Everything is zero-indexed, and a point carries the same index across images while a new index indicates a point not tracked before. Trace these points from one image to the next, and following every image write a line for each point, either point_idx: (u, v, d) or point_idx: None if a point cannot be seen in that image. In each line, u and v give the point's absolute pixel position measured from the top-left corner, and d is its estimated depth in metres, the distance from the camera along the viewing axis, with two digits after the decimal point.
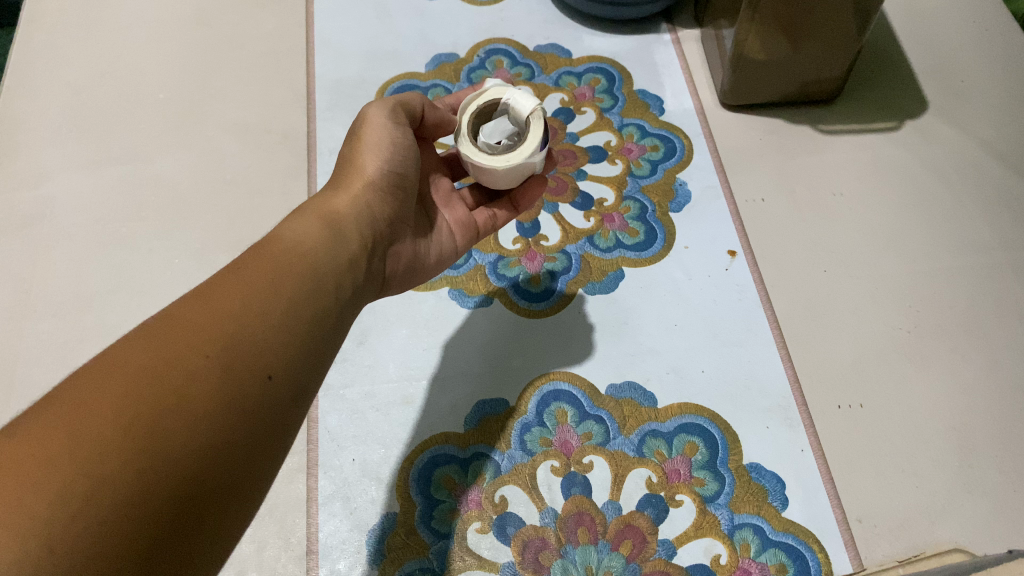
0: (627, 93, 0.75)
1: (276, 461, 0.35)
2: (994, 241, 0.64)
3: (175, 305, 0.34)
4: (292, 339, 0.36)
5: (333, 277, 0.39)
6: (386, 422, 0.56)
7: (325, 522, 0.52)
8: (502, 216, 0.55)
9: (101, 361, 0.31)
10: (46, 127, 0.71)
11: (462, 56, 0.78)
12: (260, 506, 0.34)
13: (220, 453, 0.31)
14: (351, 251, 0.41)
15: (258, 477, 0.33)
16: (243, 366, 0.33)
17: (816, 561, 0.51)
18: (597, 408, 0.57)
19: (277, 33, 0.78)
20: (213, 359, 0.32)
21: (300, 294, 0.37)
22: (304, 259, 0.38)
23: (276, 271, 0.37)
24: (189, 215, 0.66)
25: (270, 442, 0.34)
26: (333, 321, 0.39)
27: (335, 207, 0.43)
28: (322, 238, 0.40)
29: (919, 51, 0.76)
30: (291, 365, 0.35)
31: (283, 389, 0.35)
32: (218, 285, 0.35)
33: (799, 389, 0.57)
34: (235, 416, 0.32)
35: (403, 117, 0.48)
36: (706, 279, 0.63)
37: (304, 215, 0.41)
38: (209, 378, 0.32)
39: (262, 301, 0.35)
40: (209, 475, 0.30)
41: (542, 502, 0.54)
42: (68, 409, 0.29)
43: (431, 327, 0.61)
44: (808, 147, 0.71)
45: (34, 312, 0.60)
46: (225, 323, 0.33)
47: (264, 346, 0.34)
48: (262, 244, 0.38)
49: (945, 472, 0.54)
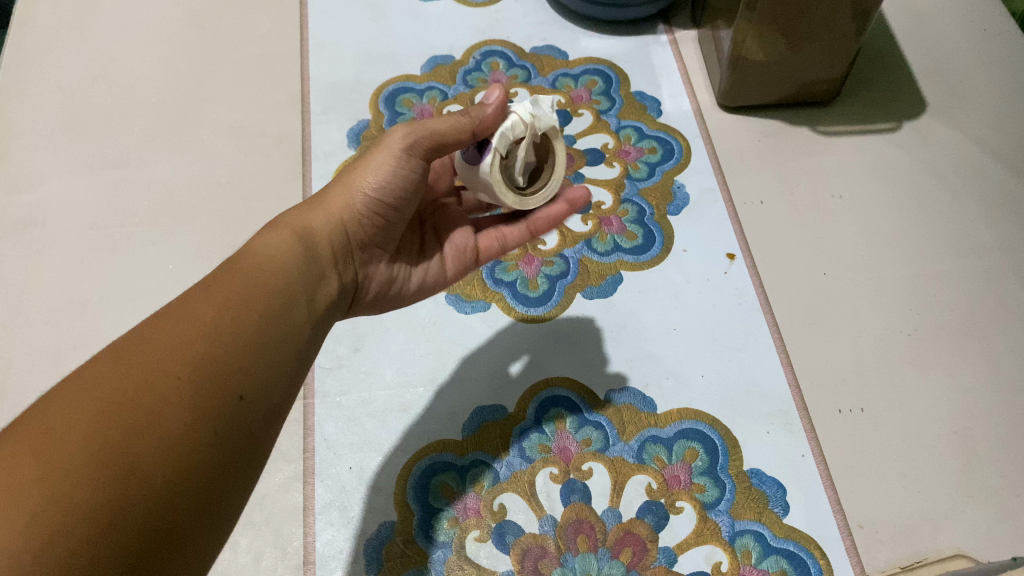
0: (625, 94, 0.75)
1: (251, 481, 0.35)
2: (994, 243, 0.64)
3: (147, 325, 0.34)
4: (266, 356, 0.35)
5: (306, 295, 0.39)
6: (384, 429, 0.56)
7: (322, 531, 0.52)
8: (512, 237, 0.51)
9: (69, 385, 0.31)
10: (39, 131, 0.70)
11: (458, 58, 0.77)
12: (235, 524, 0.34)
13: (193, 476, 0.31)
14: (320, 273, 0.41)
15: (232, 498, 0.33)
16: (214, 385, 0.33)
17: (818, 567, 0.51)
18: (596, 413, 0.57)
19: (272, 36, 0.78)
20: (185, 380, 0.32)
21: (273, 311, 0.37)
22: (278, 277, 0.38)
23: (252, 289, 0.37)
24: (184, 220, 0.65)
25: (244, 462, 0.34)
26: (308, 338, 0.39)
27: (311, 222, 0.43)
28: (295, 256, 0.40)
29: (917, 52, 0.76)
30: (264, 383, 0.35)
31: (256, 408, 0.34)
32: (189, 303, 0.35)
33: (798, 394, 0.57)
34: (206, 437, 0.32)
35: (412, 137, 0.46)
36: (706, 283, 0.63)
37: (280, 228, 0.41)
38: (180, 400, 0.31)
39: (234, 321, 0.35)
40: (181, 499, 0.30)
41: (541, 510, 0.53)
42: (39, 435, 0.29)
43: (427, 333, 0.60)
44: (807, 148, 0.70)
45: (27, 318, 0.59)
46: (197, 342, 0.33)
47: (238, 365, 0.34)
48: (235, 262, 0.38)
49: (947, 477, 0.53)
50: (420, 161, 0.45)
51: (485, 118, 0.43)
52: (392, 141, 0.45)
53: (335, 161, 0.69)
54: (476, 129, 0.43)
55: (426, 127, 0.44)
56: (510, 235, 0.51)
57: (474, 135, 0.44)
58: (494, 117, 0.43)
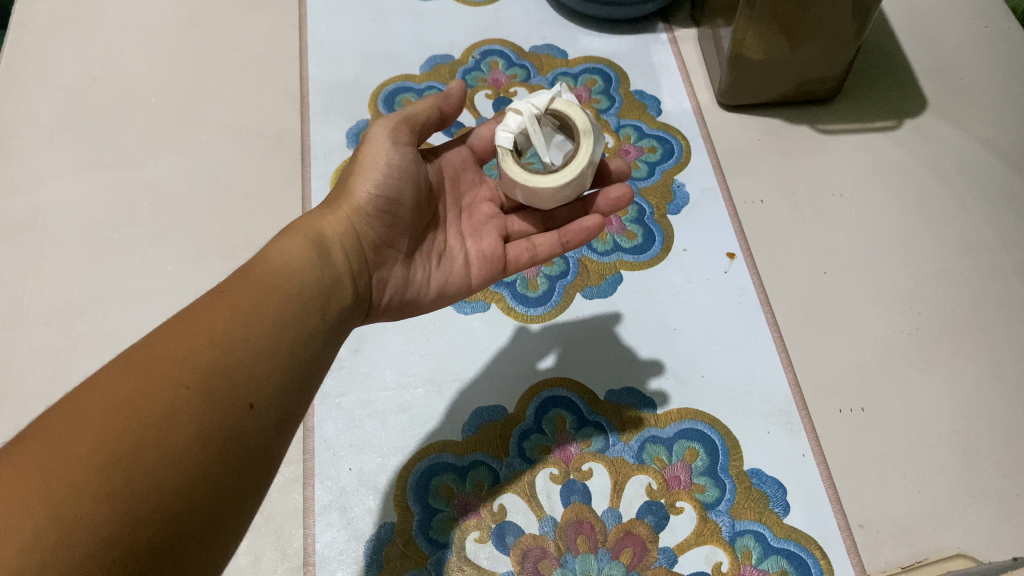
0: (624, 93, 0.75)
1: (261, 491, 0.34)
2: (996, 241, 0.64)
3: (155, 335, 0.34)
4: (275, 363, 0.35)
5: (318, 300, 0.39)
6: (384, 430, 0.55)
7: (323, 532, 0.52)
8: (542, 248, 0.51)
9: (78, 396, 0.31)
10: (38, 133, 0.70)
11: (457, 58, 0.77)
12: (247, 533, 0.34)
13: (201, 487, 0.31)
14: (332, 275, 0.41)
15: (241, 509, 0.33)
16: (224, 393, 0.33)
17: (819, 567, 0.51)
18: (596, 414, 0.57)
19: (271, 35, 0.78)
20: (194, 389, 0.32)
21: (284, 317, 0.37)
22: (289, 282, 0.38)
23: (262, 296, 0.37)
24: (183, 222, 0.65)
25: (254, 472, 0.33)
26: (319, 346, 0.38)
27: (321, 226, 0.43)
28: (306, 260, 0.40)
29: (918, 49, 0.76)
30: (273, 392, 0.35)
31: (266, 415, 0.34)
32: (198, 312, 0.35)
33: (799, 393, 0.57)
34: (215, 447, 0.32)
35: (407, 134, 0.47)
36: (706, 282, 0.63)
37: (290, 235, 0.42)
38: (190, 408, 0.31)
39: (244, 327, 0.35)
40: (190, 511, 0.30)
41: (541, 510, 0.53)
42: (46, 448, 0.28)
43: (428, 334, 0.60)
44: (808, 147, 0.70)
45: (26, 321, 0.59)
46: (206, 351, 0.33)
47: (248, 374, 0.34)
48: (246, 269, 0.38)
49: (948, 476, 0.53)
50: (410, 148, 0.47)
51: (448, 100, 0.50)
52: (384, 137, 0.46)
53: (335, 161, 0.69)
54: (442, 104, 0.50)
55: (404, 115, 0.48)
56: (541, 245, 0.51)
57: (441, 110, 0.50)
58: (455, 94, 0.50)
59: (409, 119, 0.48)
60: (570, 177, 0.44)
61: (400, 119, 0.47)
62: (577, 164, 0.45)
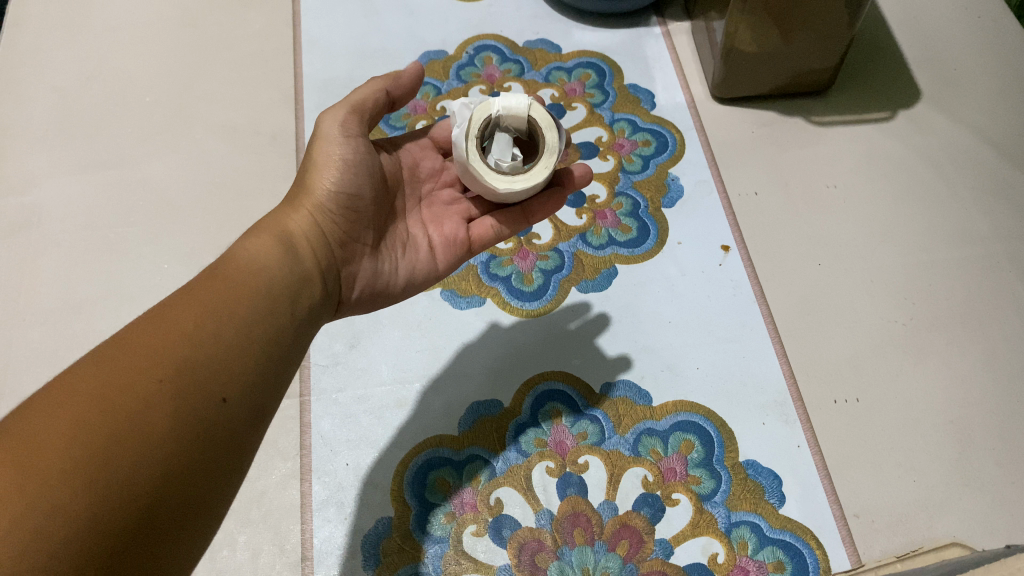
0: (617, 87, 0.75)
1: (234, 485, 0.35)
2: (989, 231, 0.64)
3: (130, 330, 0.34)
4: (247, 360, 0.36)
5: (287, 293, 0.39)
6: (380, 425, 0.56)
7: (320, 527, 0.52)
8: (504, 225, 0.52)
9: (49, 391, 0.31)
10: (33, 133, 0.70)
11: (451, 54, 0.77)
12: (219, 525, 0.34)
13: (175, 479, 0.31)
14: (299, 273, 0.41)
15: (214, 504, 0.33)
16: (197, 387, 0.33)
17: (814, 557, 0.51)
18: (591, 407, 0.57)
19: (265, 34, 0.78)
20: (167, 383, 0.32)
21: (254, 312, 0.37)
22: (258, 279, 0.38)
23: (232, 291, 0.37)
24: (179, 220, 0.65)
25: (226, 468, 0.34)
26: (290, 341, 0.39)
27: (286, 224, 0.43)
28: (272, 256, 0.40)
29: (911, 40, 0.76)
30: (248, 387, 0.35)
31: (239, 410, 0.35)
32: (172, 308, 0.35)
33: (794, 384, 0.57)
34: (190, 441, 0.32)
35: (355, 121, 0.47)
36: (700, 275, 0.63)
37: (257, 233, 0.42)
38: (163, 402, 0.31)
39: (215, 323, 0.35)
40: (162, 504, 0.30)
41: (537, 503, 0.53)
42: (19, 441, 0.29)
43: (422, 329, 0.60)
44: (801, 139, 0.70)
45: (22, 320, 0.59)
46: (179, 346, 0.33)
47: (220, 368, 0.34)
48: (216, 265, 0.39)
49: (941, 465, 0.53)
50: (363, 138, 0.47)
51: (400, 83, 0.50)
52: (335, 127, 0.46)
53: None
54: (389, 85, 0.49)
55: (347, 103, 0.47)
56: (500, 224, 0.52)
57: (388, 91, 0.49)
58: (404, 76, 0.50)
59: (356, 107, 0.47)
60: (521, 186, 0.45)
61: (346, 108, 0.47)
62: (504, 178, 0.45)
